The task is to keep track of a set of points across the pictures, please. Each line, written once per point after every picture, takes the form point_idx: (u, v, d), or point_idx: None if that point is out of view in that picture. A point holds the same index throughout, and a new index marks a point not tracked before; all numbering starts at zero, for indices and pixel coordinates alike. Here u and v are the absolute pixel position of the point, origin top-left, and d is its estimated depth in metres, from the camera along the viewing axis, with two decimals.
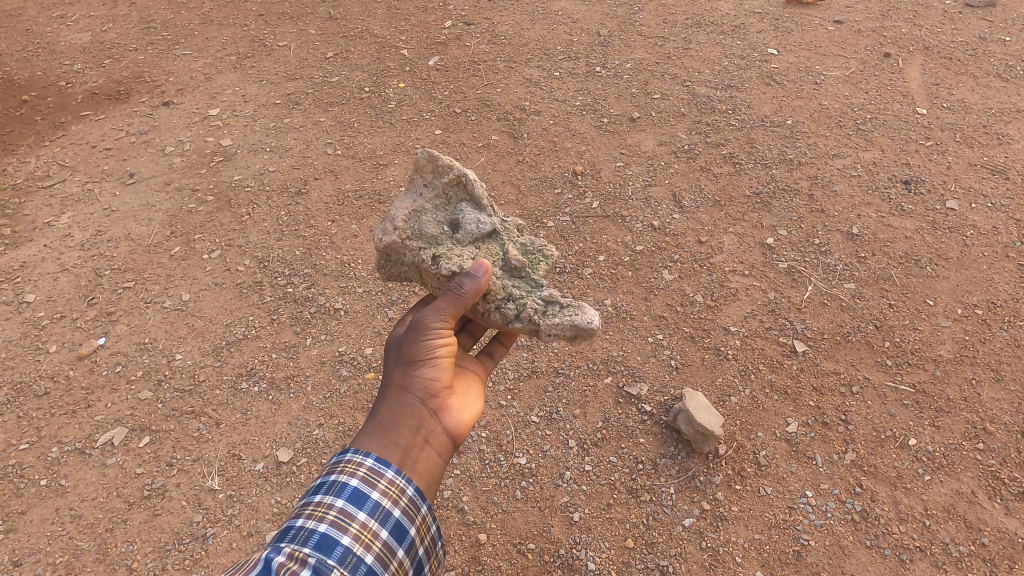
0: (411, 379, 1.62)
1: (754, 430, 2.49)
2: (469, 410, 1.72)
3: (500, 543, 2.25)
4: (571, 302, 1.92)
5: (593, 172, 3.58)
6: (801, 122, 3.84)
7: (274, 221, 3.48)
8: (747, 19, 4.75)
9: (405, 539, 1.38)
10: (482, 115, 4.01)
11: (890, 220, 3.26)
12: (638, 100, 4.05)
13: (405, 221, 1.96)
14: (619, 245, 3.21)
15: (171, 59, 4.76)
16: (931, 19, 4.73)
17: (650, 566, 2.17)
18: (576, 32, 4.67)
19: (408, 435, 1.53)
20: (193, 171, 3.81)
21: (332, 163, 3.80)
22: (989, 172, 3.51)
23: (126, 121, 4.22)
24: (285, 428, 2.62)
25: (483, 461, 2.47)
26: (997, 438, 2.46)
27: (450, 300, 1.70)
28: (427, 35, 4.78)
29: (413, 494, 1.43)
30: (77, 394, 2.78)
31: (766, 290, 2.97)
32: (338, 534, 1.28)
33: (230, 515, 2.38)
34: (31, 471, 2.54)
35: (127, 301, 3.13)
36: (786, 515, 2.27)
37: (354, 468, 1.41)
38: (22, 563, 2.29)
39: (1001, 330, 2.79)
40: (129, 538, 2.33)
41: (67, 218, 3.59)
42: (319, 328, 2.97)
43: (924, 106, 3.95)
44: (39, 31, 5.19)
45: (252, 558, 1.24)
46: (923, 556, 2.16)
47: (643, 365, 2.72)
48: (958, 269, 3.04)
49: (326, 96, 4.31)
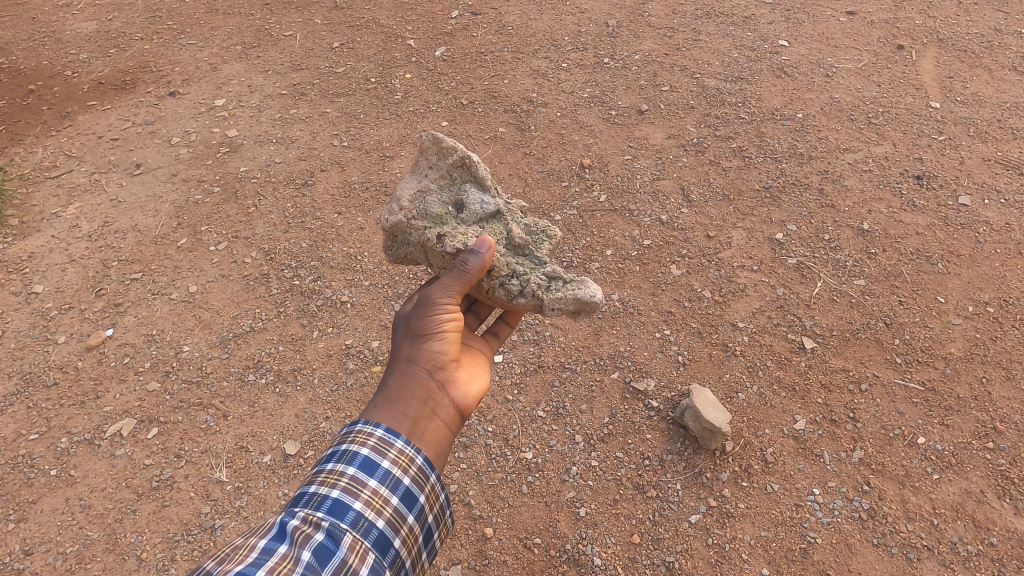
0: (418, 352, 1.62)
1: (760, 427, 2.48)
2: (476, 383, 1.72)
3: (505, 537, 2.26)
4: (574, 278, 1.92)
5: (601, 166, 3.55)
6: (812, 115, 3.80)
7: (280, 213, 3.47)
8: (758, 10, 4.69)
9: (415, 505, 1.39)
10: (489, 107, 3.98)
11: (901, 215, 3.23)
12: (647, 92, 4.02)
13: (411, 201, 1.93)
14: (627, 239, 3.19)
15: (177, 49, 4.74)
16: (945, 11, 4.67)
17: (656, 562, 2.17)
18: (585, 22, 4.62)
19: (416, 406, 1.53)
20: (198, 163, 3.80)
21: (338, 155, 3.79)
22: (1003, 168, 3.47)
23: (132, 111, 4.21)
24: (293, 420, 2.63)
25: (489, 455, 2.47)
26: (1007, 437, 2.44)
27: (456, 277, 1.70)
28: (434, 26, 4.74)
29: (422, 463, 1.44)
30: (85, 385, 2.79)
31: (775, 287, 2.94)
32: (350, 500, 1.30)
33: (239, 507, 2.40)
34: (41, 461, 2.56)
35: (135, 293, 3.13)
36: (793, 512, 2.26)
37: (365, 438, 1.41)
38: (33, 552, 2.31)
39: (1013, 328, 2.77)
40: (139, 529, 2.35)
41: (74, 209, 3.60)
42: (326, 321, 2.97)
43: (938, 99, 3.90)
44: (45, 20, 5.17)
45: (268, 522, 1.27)
46: (930, 555, 2.15)
47: (650, 361, 2.71)
48: (970, 266, 3.01)
49: (332, 87, 4.28)
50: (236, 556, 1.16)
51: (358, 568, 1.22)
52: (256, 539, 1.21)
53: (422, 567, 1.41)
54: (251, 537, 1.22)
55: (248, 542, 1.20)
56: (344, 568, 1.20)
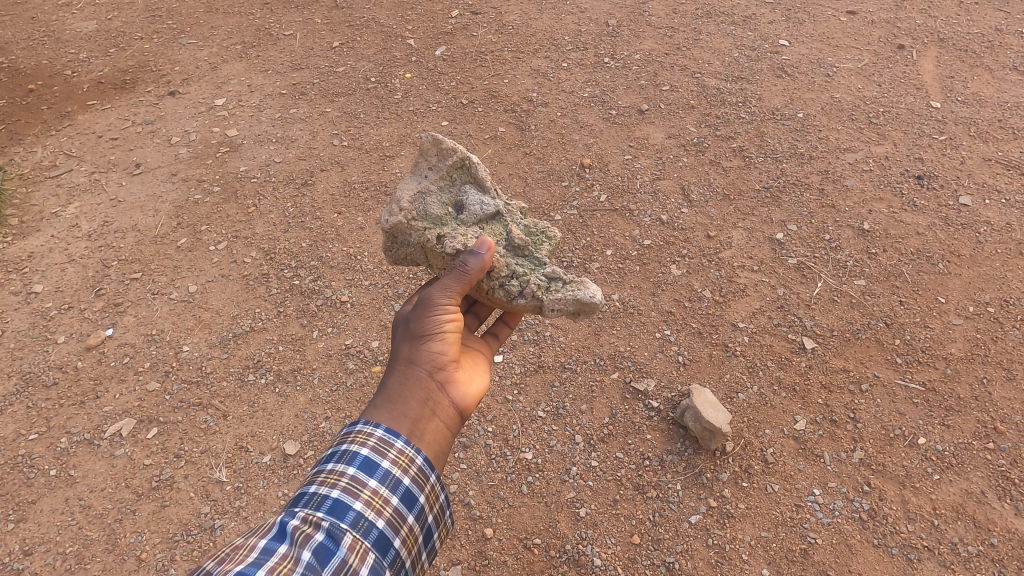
0: (418, 352, 1.62)
1: (760, 427, 2.48)
2: (476, 384, 1.72)
3: (505, 537, 2.25)
4: (574, 279, 1.92)
5: (601, 165, 3.55)
6: (812, 115, 3.80)
7: (280, 213, 3.47)
8: (758, 9, 4.69)
9: (415, 505, 1.38)
10: (489, 107, 3.98)
11: (901, 215, 3.23)
12: (647, 92, 4.01)
13: (411, 202, 1.93)
14: (627, 239, 3.18)
15: (177, 48, 4.74)
16: (946, 10, 4.66)
17: (656, 563, 2.17)
18: (585, 22, 4.62)
19: (416, 407, 1.53)
20: (198, 162, 3.79)
21: (338, 154, 3.79)
22: (1004, 167, 3.47)
23: (132, 111, 4.20)
24: (293, 420, 2.63)
25: (489, 455, 2.47)
26: (1008, 437, 2.44)
27: (456, 277, 1.70)
28: (434, 25, 4.73)
29: (422, 463, 1.43)
30: (85, 385, 2.78)
31: (776, 287, 2.94)
32: (350, 500, 1.29)
33: (238, 507, 2.40)
34: (41, 461, 2.56)
35: (135, 293, 3.13)
36: (793, 513, 2.26)
37: (365, 438, 1.41)
38: (32, 552, 2.31)
39: (1013, 328, 2.77)
40: (138, 529, 2.34)
41: (74, 209, 3.59)
42: (326, 321, 2.97)
43: (938, 99, 3.90)
44: (45, 19, 5.17)
45: (268, 522, 1.26)
46: (931, 556, 2.15)
47: (650, 361, 2.71)
48: (970, 266, 3.01)
49: (332, 86, 4.28)
50: (236, 556, 1.16)
51: (358, 568, 1.22)
52: (256, 539, 1.20)
53: (422, 567, 1.40)
54: (252, 537, 1.22)
55: (248, 542, 1.20)
56: (344, 568, 1.19)
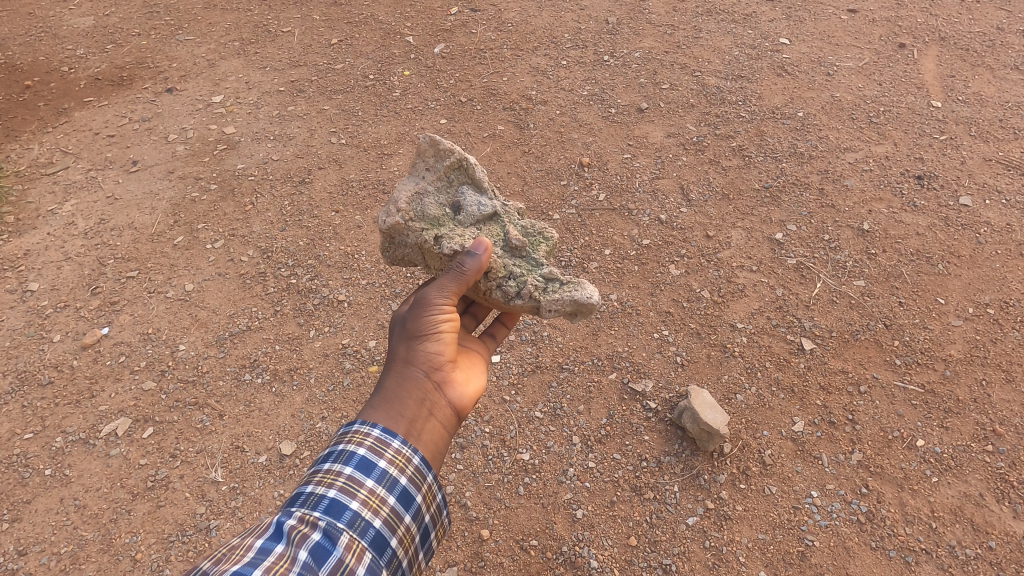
0: (415, 353, 1.61)
1: (758, 428, 2.47)
2: (473, 384, 1.70)
3: (502, 539, 2.24)
4: (572, 280, 1.91)
5: (600, 165, 3.53)
6: (812, 114, 3.78)
7: (277, 211, 3.45)
8: (758, 8, 4.66)
9: (411, 505, 1.37)
10: (488, 105, 3.95)
11: (901, 216, 3.21)
12: (647, 90, 3.99)
13: (409, 202, 1.91)
14: (625, 238, 3.17)
15: (174, 45, 4.71)
16: (947, 9, 4.64)
17: (653, 565, 2.16)
18: (585, 19, 4.60)
19: (413, 407, 1.51)
20: (195, 160, 3.77)
21: (335, 152, 3.77)
22: (1005, 168, 3.45)
23: (129, 108, 4.18)
24: (289, 420, 2.62)
25: (486, 456, 2.46)
26: (1006, 440, 2.43)
27: (453, 278, 1.69)
28: (433, 22, 4.71)
29: (418, 463, 1.42)
30: (80, 384, 2.77)
31: (774, 287, 2.93)
32: (346, 500, 1.28)
33: (234, 507, 2.39)
34: (36, 461, 2.55)
35: (131, 292, 3.12)
36: (791, 515, 2.25)
37: (362, 437, 1.39)
38: (27, 552, 2.30)
39: (1013, 330, 2.76)
40: (133, 529, 2.34)
41: (70, 206, 3.58)
42: (323, 321, 2.95)
43: (939, 99, 3.88)
44: (42, 15, 5.15)
45: (264, 522, 1.25)
46: (928, 559, 2.14)
47: (648, 361, 2.69)
48: (970, 268, 2.99)
49: (330, 84, 4.26)
50: (232, 556, 1.15)
51: (354, 568, 1.21)
52: (253, 539, 1.19)
53: (419, 568, 1.39)
54: (247, 537, 1.20)
55: (245, 542, 1.19)
56: (341, 568, 1.18)
